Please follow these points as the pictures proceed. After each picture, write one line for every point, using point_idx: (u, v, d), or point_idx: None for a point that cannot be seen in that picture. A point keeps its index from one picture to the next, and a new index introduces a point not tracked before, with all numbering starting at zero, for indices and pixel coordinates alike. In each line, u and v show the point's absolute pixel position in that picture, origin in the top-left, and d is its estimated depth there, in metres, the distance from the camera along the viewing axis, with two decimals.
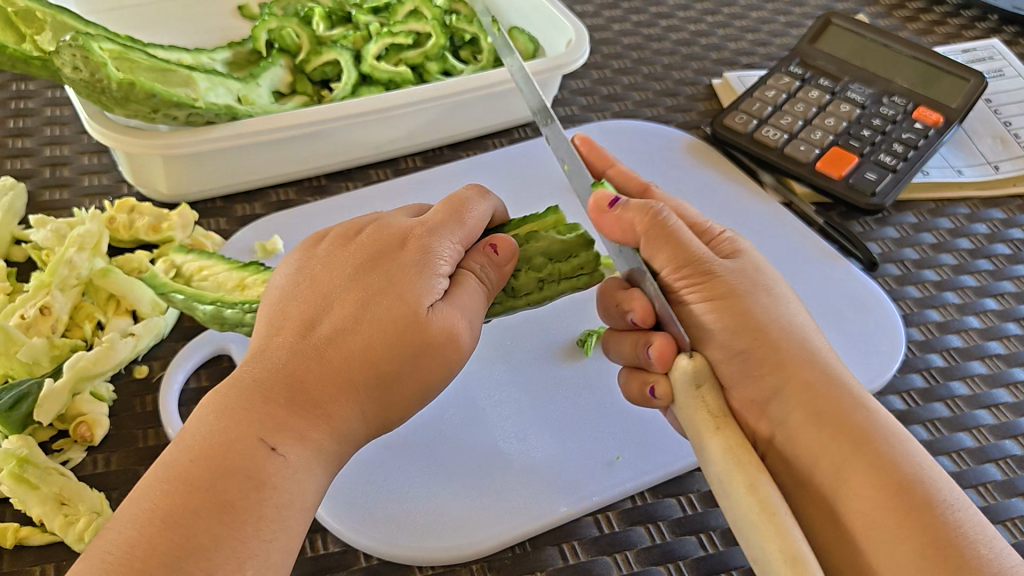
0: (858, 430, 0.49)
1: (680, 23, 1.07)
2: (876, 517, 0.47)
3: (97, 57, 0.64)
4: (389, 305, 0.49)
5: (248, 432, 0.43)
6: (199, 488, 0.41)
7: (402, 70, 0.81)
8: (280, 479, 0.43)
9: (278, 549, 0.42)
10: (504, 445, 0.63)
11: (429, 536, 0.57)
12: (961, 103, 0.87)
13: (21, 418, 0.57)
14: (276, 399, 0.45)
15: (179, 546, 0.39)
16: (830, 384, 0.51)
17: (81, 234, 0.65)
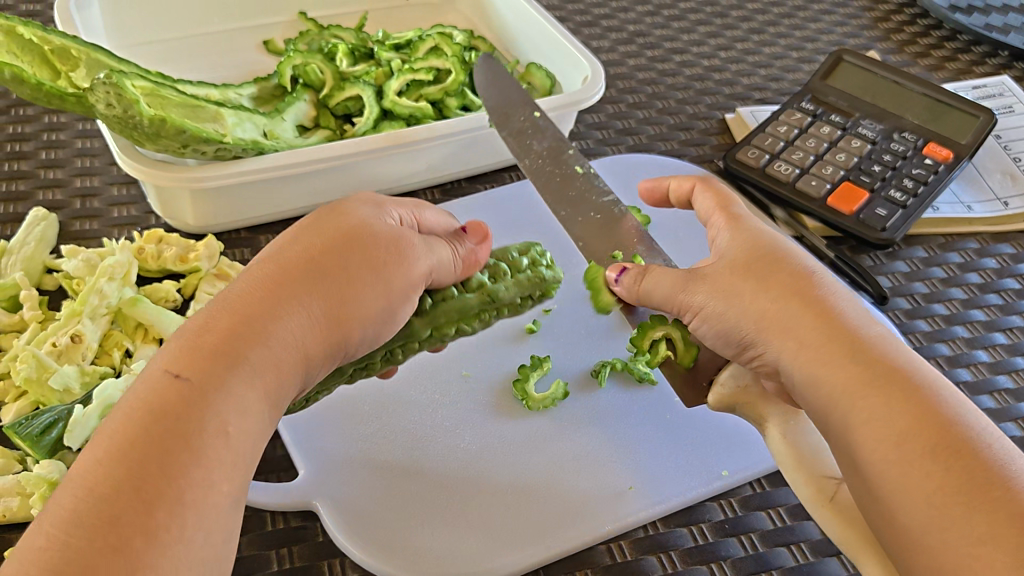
0: (840, 362, 0.47)
1: (694, 58, 1.09)
2: (866, 450, 0.45)
3: (129, 94, 0.66)
4: (325, 239, 0.51)
5: (158, 367, 0.43)
6: (120, 433, 0.40)
7: (422, 104, 0.84)
8: (199, 400, 0.42)
9: (197, 481, 0.39)
10: (488, 460, 0.65)
11: (431, 542, 0.60)
12: (971, 139, 0.89)
13: (51, 444, 0.58)
14: (220, 344, 0.44)
15: (92, 498, 0.37)
16: (804, 328, 0.49)
17: (112, 265, 0.68)
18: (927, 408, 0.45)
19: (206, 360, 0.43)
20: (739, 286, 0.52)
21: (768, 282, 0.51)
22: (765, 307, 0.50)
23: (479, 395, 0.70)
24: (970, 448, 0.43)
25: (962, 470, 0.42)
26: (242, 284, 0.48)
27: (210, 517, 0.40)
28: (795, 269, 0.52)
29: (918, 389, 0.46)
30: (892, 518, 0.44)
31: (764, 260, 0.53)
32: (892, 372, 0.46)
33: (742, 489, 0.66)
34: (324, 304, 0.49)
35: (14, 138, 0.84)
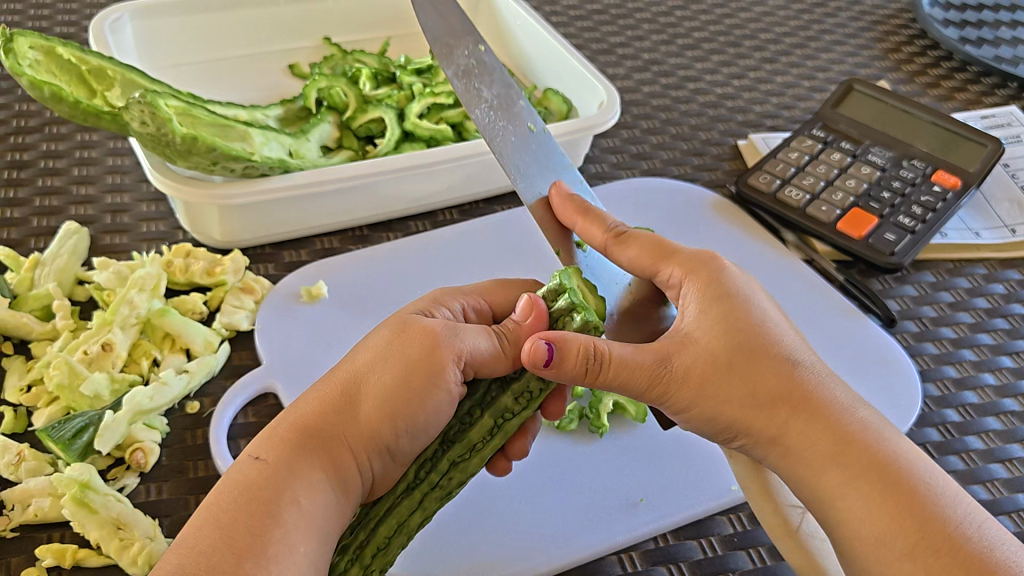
0: (822, 474, 0.49)
1: (708, 86, 1.11)
2: (855, 549, 0.48)
3: (163, 112, 0.69)
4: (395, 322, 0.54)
5: (243, 455, 0.48)
6: (217, 506, 0.45)
7: (442, 128, 0.86)
8: (286, 503, 0.45)
9: (279, 539, 0.44)
10: (539, 478, 0.67)
11: (506, 557, 0.61)
12: (979, 168, 0.90)
13: (82, 448, 0.60)
14: (292, 436, 0.48)
15: (189, 555, 0.43)
16: (795, 434, 0.50)
17: (142, 277, 0.70)
18: (908, 509, 0.47)
19: (291, 462, 0.47)
20: (718, 394, 0.50)
21: (747, 390, 0.50)
22: (749, 421, 0.50)
23: None
24: (953, 544, 0.46)
25: (943, 566, 0.46)
26: (316, 395, 0.51)
27: (284, 565, 0.43)
28: (772, 364, 0.51)
29: (898, 480, 0.48)
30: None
31: (740, 351, 0.51)
32: (873, 476, 0.48)
33: (750, 505, 0.67)
34: (381, 390, 0.50)
35: (47, 155, 0.87)
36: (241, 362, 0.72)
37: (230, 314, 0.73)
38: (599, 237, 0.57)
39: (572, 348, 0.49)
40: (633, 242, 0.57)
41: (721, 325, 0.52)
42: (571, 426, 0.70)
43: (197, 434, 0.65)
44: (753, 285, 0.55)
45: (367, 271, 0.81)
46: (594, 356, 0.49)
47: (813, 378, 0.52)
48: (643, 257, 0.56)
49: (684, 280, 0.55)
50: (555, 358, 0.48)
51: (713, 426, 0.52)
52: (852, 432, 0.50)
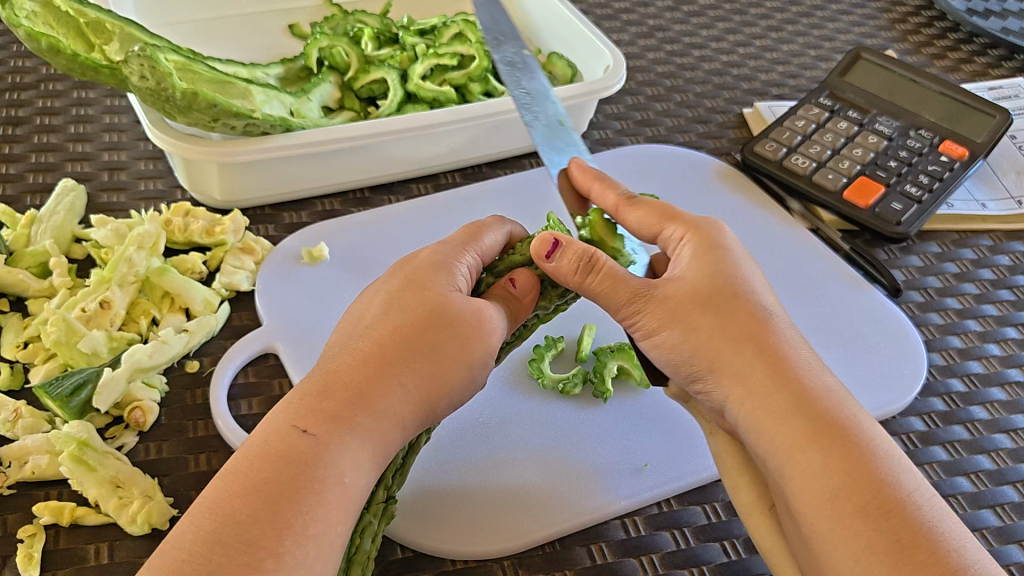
0: (775, 425, 0.49)
1: (713, 54, 1.10)
2: (802, 503, 0.47)
3: (163, 67, 0.67)
4: (400, 281, 0.56)
5: (286, 422, 0.47)
6: (257, 474, 0.44)
7: (446, 89, 0.85)
8: (320, 452, 0.46)
9: (318, 517, 0.44)
10: (543, 442, 0.66)
11: (515, 520, 0.61)
12: (987, 138, 0.89)
13: (80, 406, 0.59)
14: (331, 395, 0.48)
15: (226, 525, 0.42)
16: (757, 380, 0.50)
17: (140, 235, 0.68)
18: (860, 469, 0.47)
19: (328, 420, 0.47)
20: (692, 326, 0.52)
21: (718, 327, 0.52)
22: (711, 360, 0.51)
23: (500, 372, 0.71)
24: (901, 508, 0.45)
25: (892, 529, 0.45)
26: (344, 354, 0.51)
27: (320, 544, 0.43)
28: (737, 316, 0.52)
29: (856, 442, 0.48)
30: (818, 563, 0.47)
31: (706, 293, 0.53)
32: (826, 436, 0.48)
33: None
34: (389, 331, 0.52)
35: (43, 112, 0.85)
36: (240, 323, 0.71)
37: (229, 275, 0.72)
38: (611, 200, 0.61)
39: (574, 246, 0.54)
40: (645, 206, 0.60)
41: (711, 272, 0.54)
42: (574, 391, 0.69)
43: (197, 393, 0.65)
44: (748, 258, 0.57)
45: (369, 234, 0.79)
46: (590, 259, 0.53)
47: (785, 340, 0.52)
48: (649, 219, 0.59)
49: (683, 238, 0.57)
50: (557, 249, 0.54)
51: (675, 358, 0.53)
52: (814, 390, 0.50)
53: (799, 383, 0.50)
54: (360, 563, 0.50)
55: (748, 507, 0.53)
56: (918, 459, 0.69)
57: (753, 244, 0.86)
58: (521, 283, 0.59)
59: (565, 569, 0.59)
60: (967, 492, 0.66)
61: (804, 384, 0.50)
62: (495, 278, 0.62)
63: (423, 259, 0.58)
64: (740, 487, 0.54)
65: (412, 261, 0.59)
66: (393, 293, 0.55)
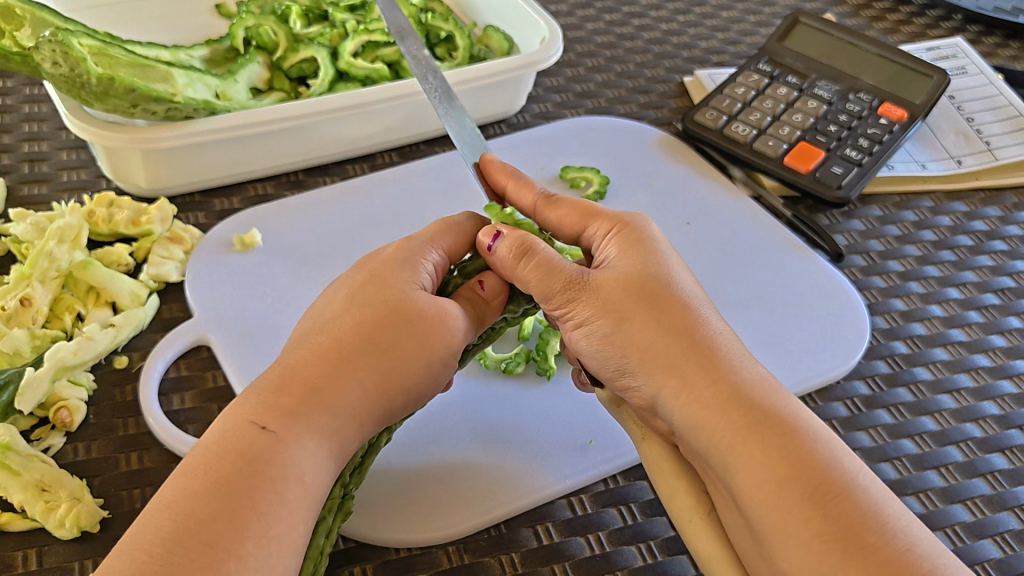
0: (710, 420, 0.48)
1: (652, 22, 1.09)
2: (744, 497, 0.46)
3: (76, 52, 0.65)
4: (365, 273, 0.55)
5: (240, 419, 0.45)
6: (214, 472, 0.43)
7: (378, 66, 0.83)
8: (280, 449, 0.44)
9: (280, 517, 0.42)
10: (488, 426, 0.65)
11: (463, 507, 0.59)
12: (925, 100, 0.89)
13: (2, 407, 0.57)
14: (293, 392, 0.47)
15: (188, 524, 0.40)
16: (690, 370, 0.50)
17: (60, 227, 0.66)
18: (802, 456, 0.46)
19: (287, 416, 0.45)
20: (623, 319, 0.51)
21: (648, 320, 0.51)
22: (642, 353, 0.51)
23: None
24: (849, 494, 0.45)
25: (842, 515, 0.44)
26: (303, 349, 0.50)
27: (282, 544, 0.42)
28: (667, 311, 0.52)
29: (791, 427, 0.47)
30: (771, 558, 0.45)
31: (633, 285, 0.52)
32: (762, 426, 0.47)
33: None
34: (347, 326, 0.51)
35: None
36: (170, 315, 0.68)
37: (157, 266, 0.69)
38: (527, 198, 0.62)
39: (511, 235, 0.55)
40: (563, 203, 0.61)
41: (639, 264, 0.54)
42: (517, 370, 0.69)
43: (126, 390, 0.63)
44: (675, 251, 0.57)
45: (304, 220, 0.77)
46: (526, 243, 0.55)
47: (715, 332, 0.52)
48: (570, 215, 0.60)
49: (608, 233, 0.57)
50: (498, 237, 0.56)
51: (606, 353, 0.52)
52: (748, 381, 0.49)
53: (726, 372, 0.49)
54: (313, 557, 0.48)
55: (686, 512, 0.51)
56: (862, 423, 0.69)
57: (696, 214, 0.86)
58: (490, 286, 0.58)
59: (511, 552, 0.58)
60: (912, 455, 0.67)
61: (734, 373, 0.50)
62: (464, 277, 0.60)
63: (387, 253, 0.56)
64: (677, 492, 0.52)
65: (378, 254, 0.57)
66: (355, 288, 0.53)
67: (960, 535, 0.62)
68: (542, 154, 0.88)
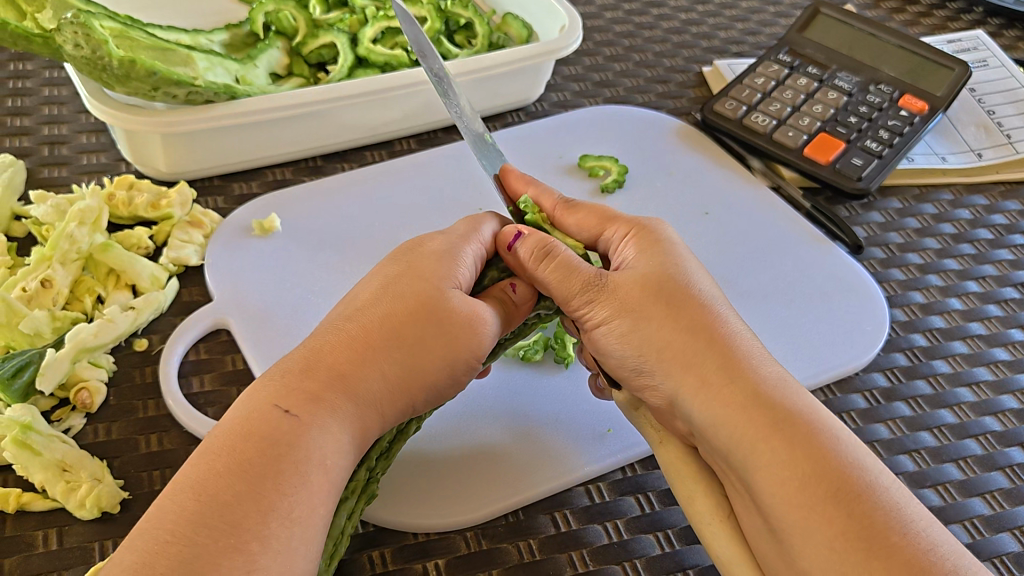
0: (734, 416, 0.48)
1: (671, 12, 1.08)
2: (767, 494, 0.46)
3: (97, 34, 0.65)
4: (396, 266, 0.55)
5: (265, 401, 0.45)
6: (238, 455, 0.43)
7: (397, 53, 0.83)
8: (302, 433, 0.44)
9: (303, 499, 0.42)
10: (506, 414, 0.65)
11: (481, 496, 0.59)
12: (946, 92, 0.88)
13: (23, 388, 0.57)
14: (316, 378, 0.47)
15: (212, 505, 0.40)
16: (711, 370, 0.50)
17: (81, 209, 0.66)
18: (826, 456, 0.46)
19: (308, 401, 0.45)
20: (642, 318, 0.52)
21: (666, 320, 0.52)
22: (666, 348, 0.51)
23: None
24: (869, 494, 0.44)
25: (863, 515, 0.43)
26: (331, 336, 0.50)
27: (306, 527, 0.42)
28: (693, 310, 0.52)
29: (813, 428, 0.47)
30: (788, 556, 0.45)
31: (647, 283, 0.53)
32: (787, 423, 0.47)
33: None
34: (374, 316, 0.51)
35: None
36: (190, 299, 0.69)
37: (177, 249, 0.70)
38: (548, 202, 0.63)
39: (533, 236, 0.56)
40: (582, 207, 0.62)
41: (658, 264, 0.55)
42: (536, 357, 0.69)
43: (146, 372, 0.63)
44: (694, 256, 0.57)
45: (322, 206, 0.77)
46: (547, 247, 0.56)
47: (736, 334, 0.52)
48: (589, 220, 0.61)
49: (625, 236, 0.58)
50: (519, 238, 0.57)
51: (624, 350, 0.53)
52: (768, 381, 0.49)
53: (748, 373, 0.49)
54: (334, 537, 0.48)
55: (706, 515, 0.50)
56: (881, 415, 0.68)
57: (715, 204, 0.85)
58: (521, 290, 0.58)
59: (528, 538, 0.58)
60: (930, 448, 0.66)
61: (758, 374, 0.50)
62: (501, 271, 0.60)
63: (418, 245, 0.57)
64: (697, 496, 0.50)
65: (411, 247, 0.57)
66: (391, 275, 0.54)
67: (979, 528, 0.61)
68: (560, 142, 0.88)
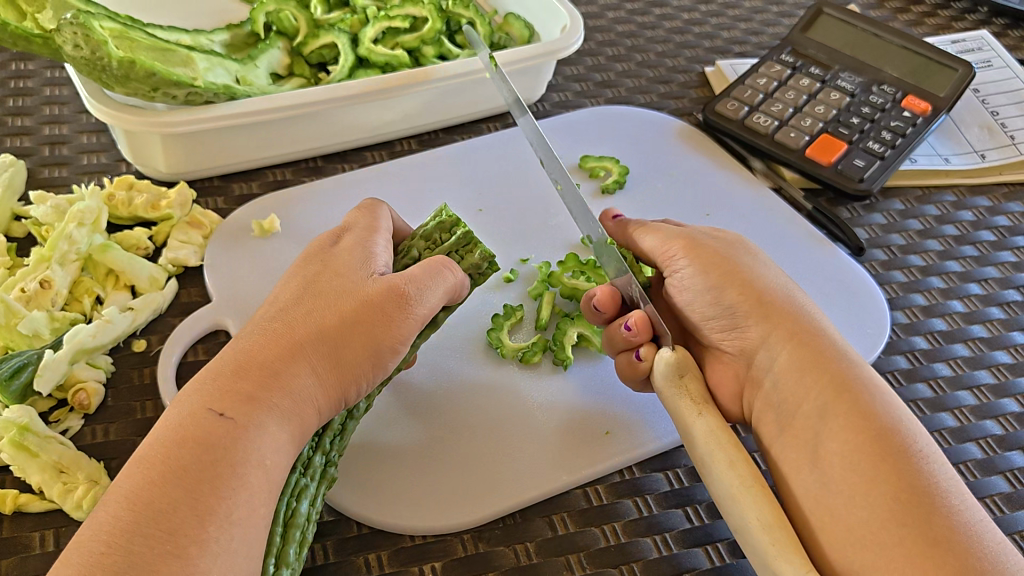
0: (819, 373, 0.53)
1: (675, 11, 1.08)
2: (837, 441, 0.50)
3: (97, 35, 0.65)
4: (313, 268, 0.55)
5: (199, 404, 0.45)
6: (173, 461, 0.43)
7: (398, 53, 0.82)
8: (239, 434, 0.44)
9: (241, 502, 0.43)
10: (497, 412, 0.65)
11: (469, 498, 0.59)
12: (950, 92, 0.88)
13: (21, 388, 0.57)
14: (248, 377, 0.47)
15: (147, 515, 0.40)
16: (793, 332, 0.56)
17: (81, 210, 0.66)
18: (891, 418, 0.50)
19: (242, 401, 0.45)
20: (732, 278, 0.59)
21: (756, 288, 0.58)
22: (753, 304, 0.57)
23: (456, 341, 0.70)
24: (923, 461, 0.49)
25: (919, 476, 0.48)
26: (256, 336, 0.50)
27: (245, 527, 0.42)
28: (771, 293, 0.58)
29: (880, 398, 0.52)
30: (848, 499, 0.48)
31: (731, 268, 0.60)
32: (860, 384, 0.52)
33: None
34: (300, 317, 0.51)
35: None
36: (189, 300, 0.69)
37: (176, 250, 0.70)
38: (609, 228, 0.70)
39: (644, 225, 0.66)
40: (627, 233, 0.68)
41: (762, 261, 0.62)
42: (534, 359, 0.68)
43: (145, 372, 0.63)
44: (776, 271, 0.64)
45: (320, 206, 0.77)
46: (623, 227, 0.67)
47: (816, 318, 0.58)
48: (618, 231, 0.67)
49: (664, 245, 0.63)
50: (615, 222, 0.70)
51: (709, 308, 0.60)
52: (844, 353, 0.55)
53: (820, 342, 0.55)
54: (298, 526, 0.48)
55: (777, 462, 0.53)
56: None
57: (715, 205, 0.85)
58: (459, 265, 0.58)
59: (525, 541, 0.58)
60: None
61: (830, 345, 0.55)
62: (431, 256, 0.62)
63: (332, 248, 0.57)
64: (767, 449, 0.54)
65: (329, 250, 0.57)
66: (311, 277, 0.54)
67: None
68: (561, 143, 0.88)
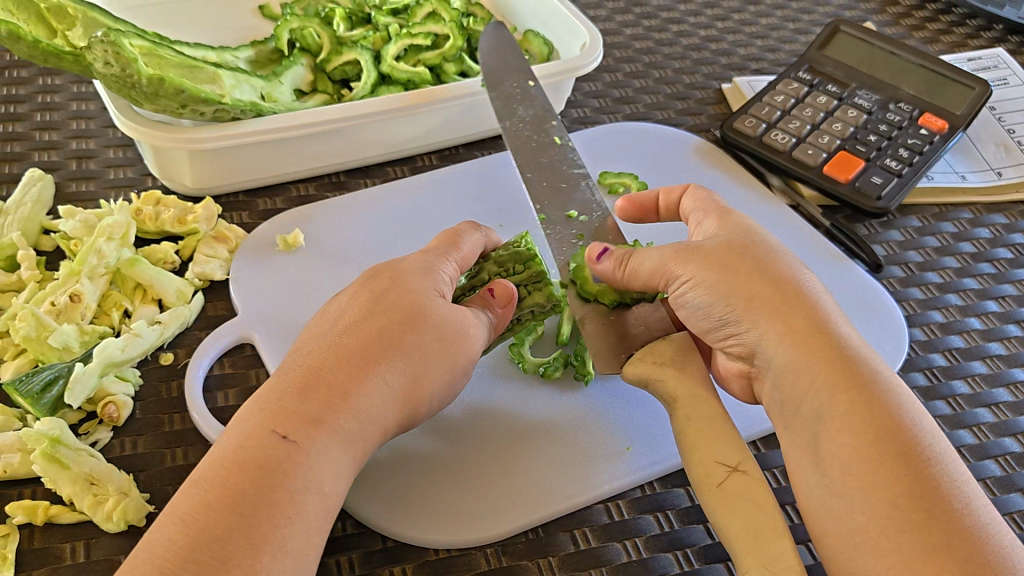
0: (820, 369, 0.50)
1: (691, 28, 1.09)
2: (840, 449, 0.48)
3: (127, 53, 0.66)
4: (376, 282, 0.56)
5: (262, 427, 0.46)
6: (231, 486, 0.44)
7: (420, 70, 0.84)
8: (302, 459, 0.45)
9: (296, 530, 0.44)
10: (523, 426, 0.66)
11: (492, 513, 0.60)
12: (967, 110, 0.89)
13: (52, 402, 0.58)
14: (308, 398, 0.48)
15: (202, 540, 0.42)
16: (793, 324, 0.51)
17: (110, 225, 0.67)
18: (896, 420, 0.48)
19: (304, 423, 0.47)
20: (727, 268, 0.54)
21: (748, 276, 0.53)
22: (744, 305, 0.52)
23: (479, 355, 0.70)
24: (928, 466, 0.47)
25: (925, 485, 0.46)
26: (322, 350, 0.51)
27: (298, 556, 0.44)
28: (787, 282, 0.53)
29: (885, 396, 0.49)
30: (848, 513, 0.46)
31: (728, 267, 0.54)
32: (867, 384, 0.49)
33: None
34: (363, 334, 0.52)
35: (8, 100, 0.84)
36: (214, 313, 0.70)
37: (202, 264, 0.71)
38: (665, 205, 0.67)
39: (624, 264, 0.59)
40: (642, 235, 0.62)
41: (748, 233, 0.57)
42: (556, 374, 0.68)
43: (172, 386, 0.64)
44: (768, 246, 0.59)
45: (343, 220, 0.78)
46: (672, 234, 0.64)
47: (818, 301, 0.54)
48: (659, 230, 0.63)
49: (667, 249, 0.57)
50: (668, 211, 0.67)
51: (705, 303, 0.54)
52: (851, 345, 0.51)
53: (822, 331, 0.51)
54: None
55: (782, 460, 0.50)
56: None
57: None
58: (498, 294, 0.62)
59: (548, 556, 0.58)
60: None
61: (832, 335, 0.52)
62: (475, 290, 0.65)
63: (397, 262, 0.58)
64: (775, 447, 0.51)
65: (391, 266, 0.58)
66: (375, 290, 0.55)
67: None
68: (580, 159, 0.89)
